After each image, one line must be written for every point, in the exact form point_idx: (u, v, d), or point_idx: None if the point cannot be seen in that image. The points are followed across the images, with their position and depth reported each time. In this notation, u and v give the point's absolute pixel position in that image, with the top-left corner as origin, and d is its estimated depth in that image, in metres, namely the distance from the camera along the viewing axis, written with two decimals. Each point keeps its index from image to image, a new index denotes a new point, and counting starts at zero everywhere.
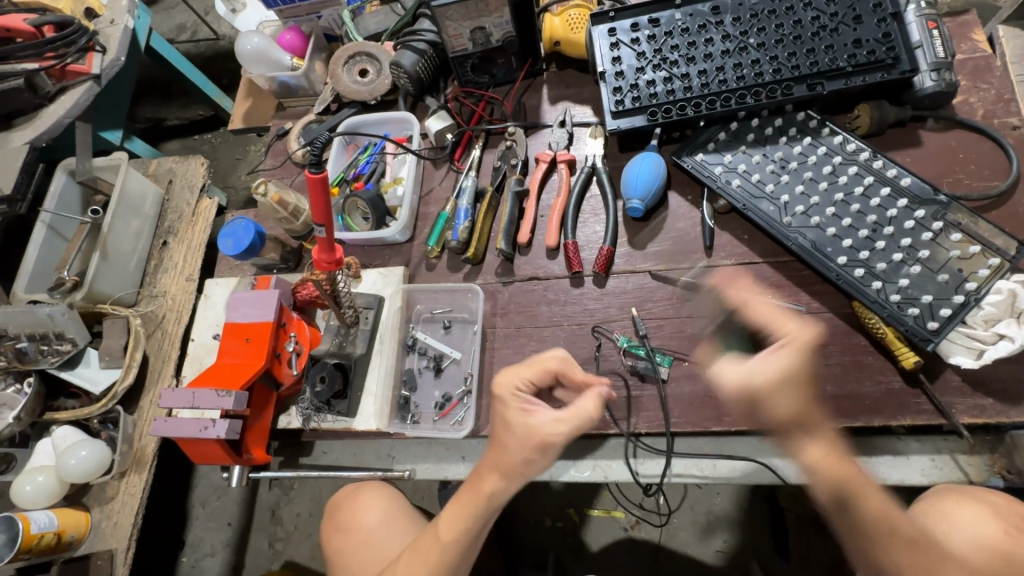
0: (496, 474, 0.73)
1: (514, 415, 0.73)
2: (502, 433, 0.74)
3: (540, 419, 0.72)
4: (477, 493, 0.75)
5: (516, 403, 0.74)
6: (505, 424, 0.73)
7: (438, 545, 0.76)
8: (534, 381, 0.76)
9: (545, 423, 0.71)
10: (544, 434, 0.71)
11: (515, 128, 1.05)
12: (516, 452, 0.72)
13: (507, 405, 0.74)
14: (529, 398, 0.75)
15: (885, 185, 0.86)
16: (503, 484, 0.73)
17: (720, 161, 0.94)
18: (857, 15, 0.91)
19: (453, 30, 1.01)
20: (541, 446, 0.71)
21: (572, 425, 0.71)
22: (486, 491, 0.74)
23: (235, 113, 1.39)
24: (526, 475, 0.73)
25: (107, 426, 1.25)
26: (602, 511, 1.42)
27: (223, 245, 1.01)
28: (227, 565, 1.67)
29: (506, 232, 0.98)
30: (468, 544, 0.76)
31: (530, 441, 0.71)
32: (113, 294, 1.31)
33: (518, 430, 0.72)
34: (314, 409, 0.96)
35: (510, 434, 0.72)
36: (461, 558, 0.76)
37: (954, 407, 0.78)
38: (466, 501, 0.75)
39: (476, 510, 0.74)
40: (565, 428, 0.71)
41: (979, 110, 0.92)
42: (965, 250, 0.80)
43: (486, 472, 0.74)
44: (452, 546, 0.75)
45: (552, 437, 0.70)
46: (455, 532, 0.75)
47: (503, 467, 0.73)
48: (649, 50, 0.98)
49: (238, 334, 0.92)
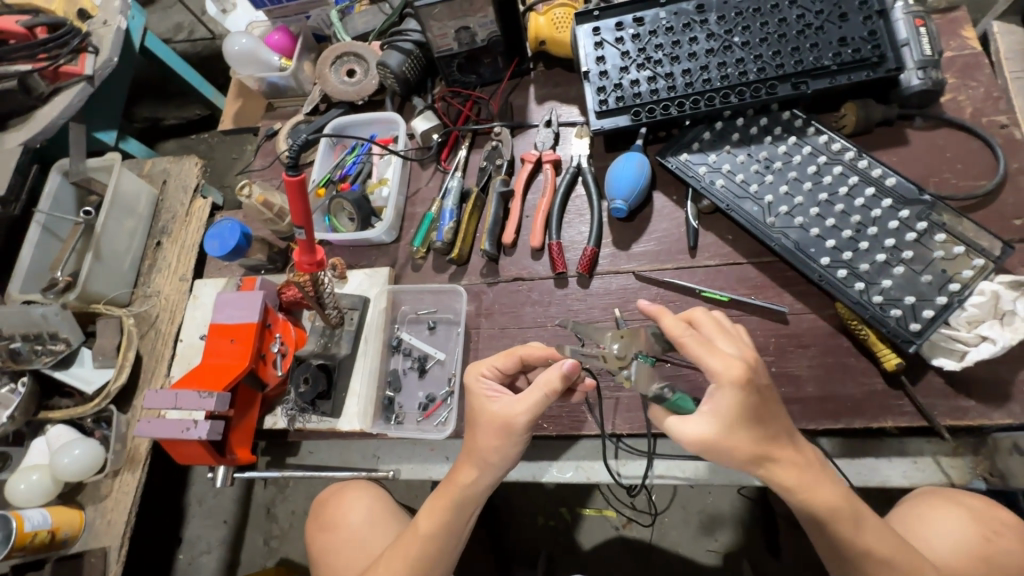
0: (470, 466, 0.75)
1: (482, 402, 0.75)
2: (474, 423, 0.76)
3: (504, 404, 0.72)
4: (453, 485, 0.76)
5: (483, 387, 0.77)
6: (473, 412, 0.76)
7: (416, 538, 0.77)
8: (499, 368, 0.79)
9: (509, 405, 0.71)
10: (505, 416, 0.71)
11: (500, 129, 1.06)
12: (487, 443, 0.73)
13: (473, 391, 0.77)
14: (493, 384, 0.77)
15: (869, 184, 0.86)
16: (477, 475, 0.75)
17: (704, 161, 0.93)
18: (843, 12, 0.90)
19: (437, 30, 1.01)
20: (505, 429, 0.71)
21: (530, 404, 0.70)
22: (461, 482, 0.75)
23: (227, 113, 1.39)
24: (498, 468, 0.74)
25: (100, 425, 1.27)
26: (594, 511, 1.43)
27: (209, 246, 1.02)
28: (223, 562, 1.68)
29: (490, 233, 0.98)
30: (449, 536, 0.76)
31: (495, 426, 0.72)
32: (107, 295, 1.33)
33: (482, 417, 0.74)
34: (299, 410, 0.96)
35: (475, 421, 0.75)
36: (441, 553, 0.76)
37: (936, 409, 0.77)
38: (444, 492, 0.77)
39: (453, 501, 0.76)
40: (523, 407, 0.70)
41: (967, 109, 0.91)
42: (949, 250, 0.80)
43: (462, 464, 0.76)
44: (433, 538, 0.76)
45: (512, 418, 0.71)
46: (433, 524, 0.76)
47: (476, 458, 0.74)
48: (634, 49, 0.97)
49: (223, 335, 0.92)
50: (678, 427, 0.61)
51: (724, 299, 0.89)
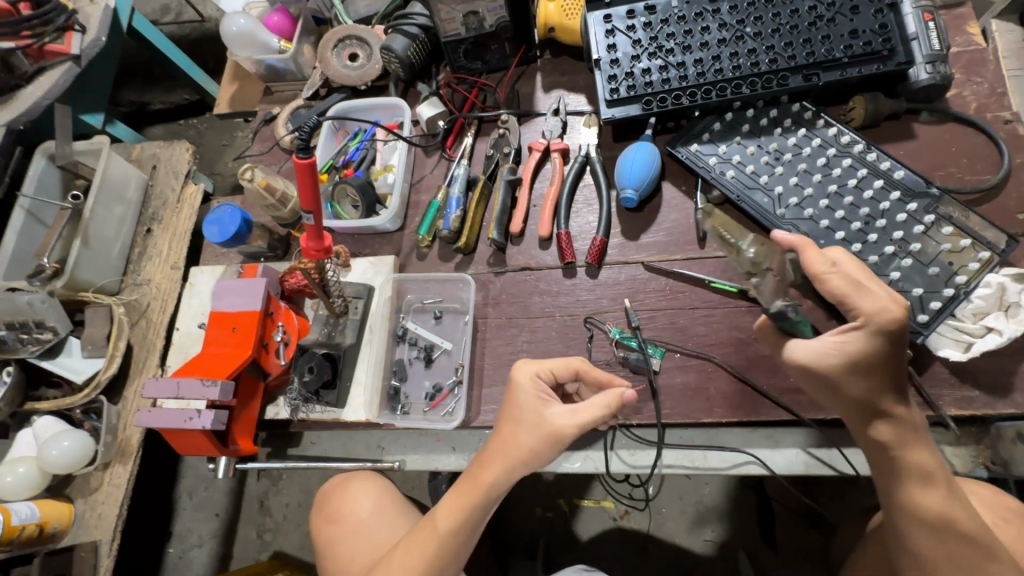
0: (498, 464, 0.73)
1: (532, 402, 0.73)
2: (512, 422, 0.74)
3: (557, 412, 0.72)
4: (476, 482, 0.74)
5: (535, 389, 0.75)
6: (516, 411, 0.74)
7: (432, 534, 0.75)
8: (555, 373, 0.76)
9: (561, 414, 0.72)
10: (557, 425, 0.71)
11: (508, 116, 1.04)
12: (526, 442, 0.72)
13: (525, 390, 0.75)
14: (545, 388, 0.75)
15: (879, 177, 0.86)
16: (502, 475, 0.73)
17: (715, 151, 0.93)
18: (854, 5, 0.90)
19: (445, 14, 1.00)
20: (551, 437, 0.71)
21: (585, 417, 0.71)
22: (484, 481, 0.73)
23: (221, 97, 1.35)
24: (527, 470, 0.73)
25: (89, 416, 1.24)
26: (593, 502, 1.43)
27: (208, 232, 0.99)
28: (215, 556, 1.66)
29: (498, 221, 0.97)
30: (466, 534, 0.75)
31: (540, 431, 0.72)
32: (95, 282, 1.29)
33: (529, 418, 0.73)
34: (302, 399, 0.94)
35: (522, 420, 0.73)
36: (457, 549, 0.75)
37: (942, 399, 0.79)
38: (466, 492, 0.74)
39: (474, 501, 0.74)
40: (579, 418, 0.71)
41: (972, 104, 0.92)
42: (956, 243, 0.81)
43: (490, 461, 0.74)
44: (451, 535, 0.75)
45: (564, 428, 0.71)
46: (453, 522, 0.74)
47: (510, 456, 0.72)
48: (645, 38, 0.96)
49: (224, 323, 0.90)
50: (791, 346, 0.67)
51: (733, 290, 0.89)
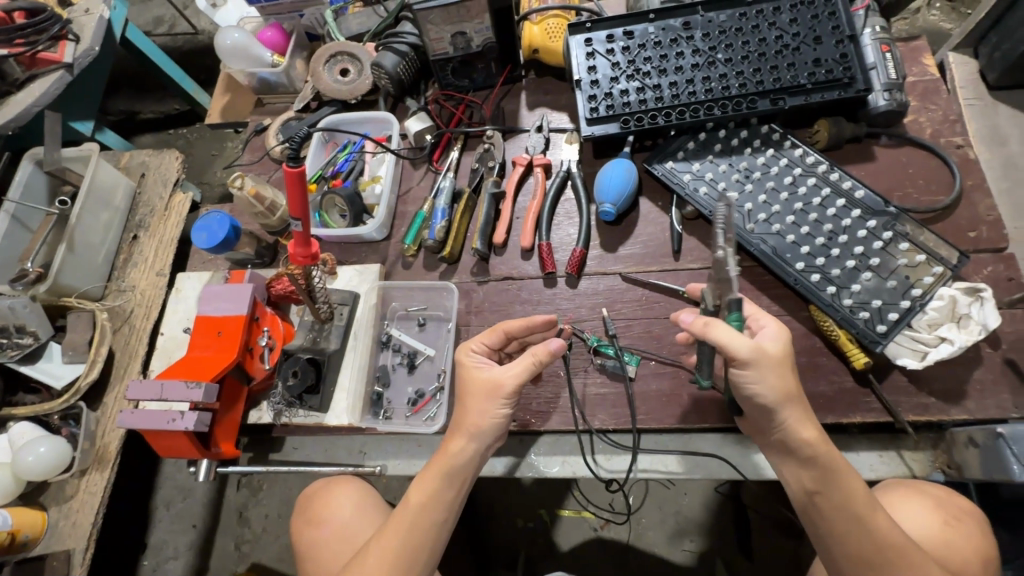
0: (461, 434, 0.78)
1: (471, 375, 0.80)
2: (463, 395, 0.80)
3: (494, 372, 0.79)
4: (443, 456, 0.78)
5: (473, 361, 0.81)
6: (467, 386, 0.80)
7: (406, 512, 0.77)
8: (486, 345, 0.83)
9: (499, 372, 0.78)
10: (497, 380, 0.77)
11: (493, 132, 1.08)
12: (479, 409, 0.77)
13: (463, 365, 0.82)
14: (482, 358, 0.82)
15: (841, 196, 0.92)
16: (465, 443, 0.77)
17: (689, 169, 0.98)
18: (818, 36, 0.96)
19: (434, 34, 1.04)
20: (494, 392, 0.77)
21: (520, 368, 0.77)
22: (451, 450, 0.77)
23: (213, 107, 1.36)
24: (487, 434, 0.77)
25: (68, 423, 1.24)
26: (572, 512, 1.45)
27: (197, 238, 1.00)
28: (190, 569, 1.64)
29: (481, 232, 1.01)
30: (441, 505, 0.77)
31: (484, 390, 0.78)
32: (79, 288, 1.30)
33: (475, 386, 0.79)
34: (286, 404, 0.95)
35: (468, 393, 0.79)
36: (432, 527, 0.76)
37: (901, 405, 0.83)
38: (434, 464, 0.78)
39: (443, 470, 0.77)
40: (513, 372, 0.77)
41: (927, 129, 0.98)
42: (912, 258, 0.86)
43: (454, 433, 0.78)
44: (425, 509, 0.76)
45: (503, 381, 0.77)
46: (425, 494, 0.77)
47: (466, 425, 0.77)
48: (624, 60, 1.01)
49: (210, 328, 0.92)
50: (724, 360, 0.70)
51: None
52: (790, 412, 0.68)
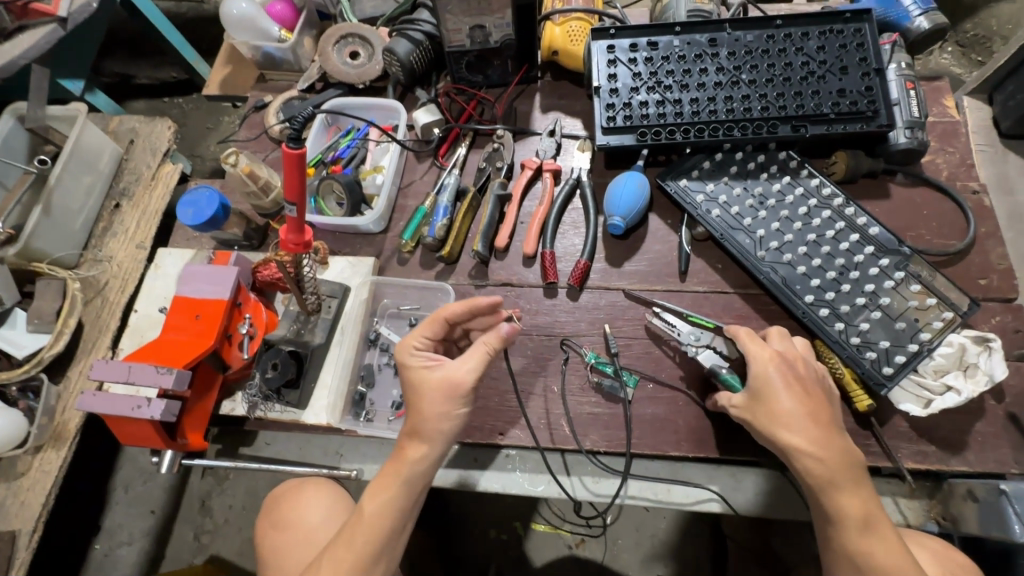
0: (419, 440, 0.69)
1: (420, 374, 0.70)
2: (413, 398, 0.70)
3: (447, 369, 0.69)
4: (400, 461, 0.70)
5: (422, 359, 0.71)
6: (417, 387, 0.69)
7: (361, 523, 0.69)
8: (431, 337, 0.73)
9: (454, 367, 0.69)
10: (454, 377, 0.68)
11: (503, 132, 1.05)
12: (433, 412, 0.68)
13: (410, 366, 0.71)
14: (427, 355, 0.72)
15: (855, 231, 0.90)
16: (425, 450, 0.69)
17: (702, 189, 0.95)
18: (844, 66, 0.94)
19: (452, 24, 1.00)
20: (454, 392, 0.68)
21: (477, 360, 0.69)
22: (409, 458, 0.69)
23: (211, 79, 1.30)
24: (445, 436, 0.69)
25: (25, 395, 1.19)
26: (548, 527, 1.41)
27: (183, 213, 0.95)
28: (145, 556, 1.58)
29: (483, 234, 0.97)
30: (398, 514, 0.69)
31: (441, 391, 0.68)
32: (51, 254, 1.23)
33: (428, 387, 0.69)
34: (262, 397, 0.90)
35: (423, 394, 0.69)
36: (390, 537, 0.69)
37: (899, 451, 0.80)
38: (391, 470, 0.70)
39: (401, 477, 0.69)
40: (472, 364, 0.69)
41: (944, 171, 0.97)
42: (922, 301, 0.84)
43: (410, 437, 0.70)
44: (380, 519, 0.69)
45: (461, 377, 0.68)
46: (380, 503, 0.69)
47: (423, 428, 0.68)
48: (645, 71, 0.98)
49: (188, 310, 0.87)
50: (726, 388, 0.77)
51: (710, 324, 0.89)
52: (788, 430, 0.69)
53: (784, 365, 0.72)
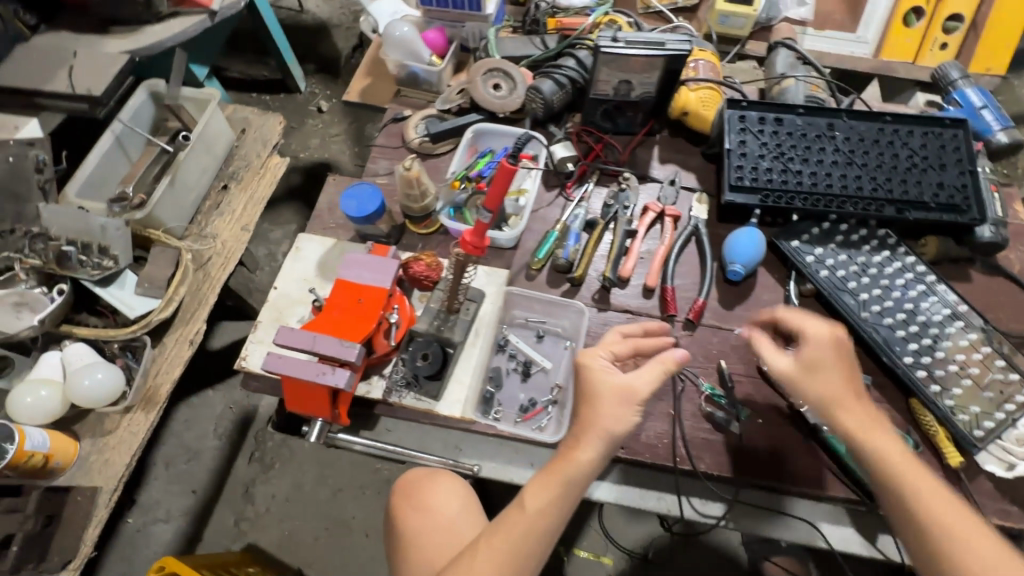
0: (586, 443, 0.78)
1: (600, 380, 0.80)
2: (591, 399, 0.80)
3: (626, 378, 0.80)
4: (567, 462, 0.78)
5: (601, 367, 0.82)
6: (594, 392, 0.80)
7: (522, 517, 0.77)
8: (614, 352, 0.84)
9: (633, 378, 0.80)
10: (632, 386, 0.79)
11: (629, 175, 1.18)
12: (610, 415, 0.78)
13: (591, 370, 0.82)
14: (607, 362, 0.83)
15: (947, 306, 1.01)
16: (593, 453, 0.78)
17: (813, 252, 1.06)
18: (943, 163, 1.08)
19: (603, 76, 1.13)
20: (631, 397, 0.79)
21: (655, 377, 0.80)
22: (575, 459, 0.78)
23: (353, 87, 1.40)
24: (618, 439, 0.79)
25: (124, 354, 1.22)
26: (589, 554, 1.51)
27: (346, 205, 1.03)
28: (179, 535, 1.56)
29: (613, 263, 1.07)
30: (555, 514, 0.78)
31: (618, 397, 0.79)
32: (166, 224, 1.30)
33: (605, 391, 0.80)
34: (403, 383, 0.96)
35: (599, 397, 0.80)
36: (543, 534, 0.77)
37: (986, 507, 0.89)
38: (555, 469, 0.79)
39: (564, 478, 0.78)
40: (648, 379, 0.80)
41: (1016, 265, 1.10)
42: (1007, 376, 0.95)
43: (581, 440, 0.78)
44: (541, 516, 0.77)
45: (639, 387, 0.79)
46: (541, 502, 0.78)
47: (599, 430, 0.78)
48: (771, 142, 1.11)
49: (350, 292, 0.93)
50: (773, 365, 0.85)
51: None
52: (836, 406, 0.80)
53: (838, 345, 0.83)
